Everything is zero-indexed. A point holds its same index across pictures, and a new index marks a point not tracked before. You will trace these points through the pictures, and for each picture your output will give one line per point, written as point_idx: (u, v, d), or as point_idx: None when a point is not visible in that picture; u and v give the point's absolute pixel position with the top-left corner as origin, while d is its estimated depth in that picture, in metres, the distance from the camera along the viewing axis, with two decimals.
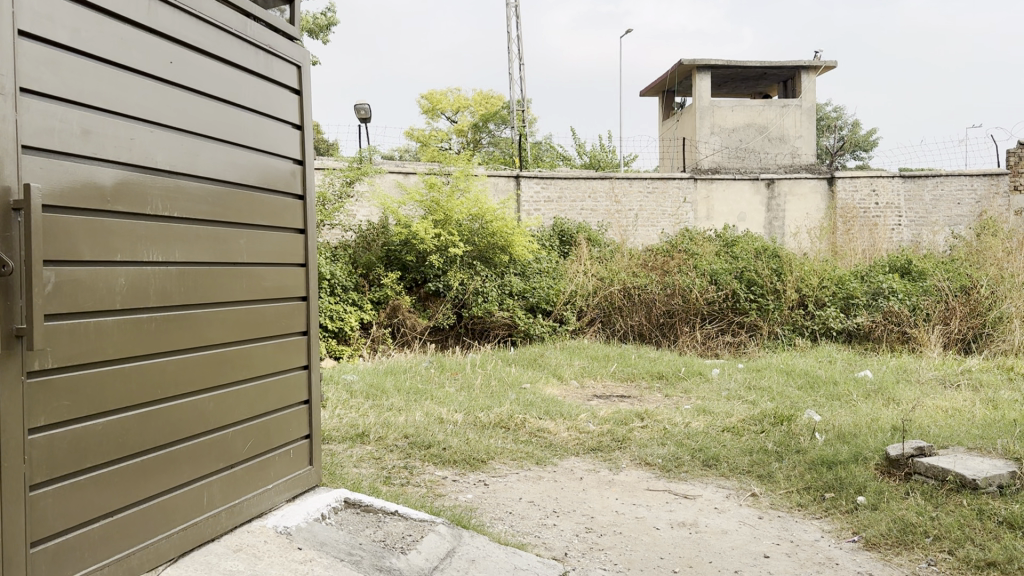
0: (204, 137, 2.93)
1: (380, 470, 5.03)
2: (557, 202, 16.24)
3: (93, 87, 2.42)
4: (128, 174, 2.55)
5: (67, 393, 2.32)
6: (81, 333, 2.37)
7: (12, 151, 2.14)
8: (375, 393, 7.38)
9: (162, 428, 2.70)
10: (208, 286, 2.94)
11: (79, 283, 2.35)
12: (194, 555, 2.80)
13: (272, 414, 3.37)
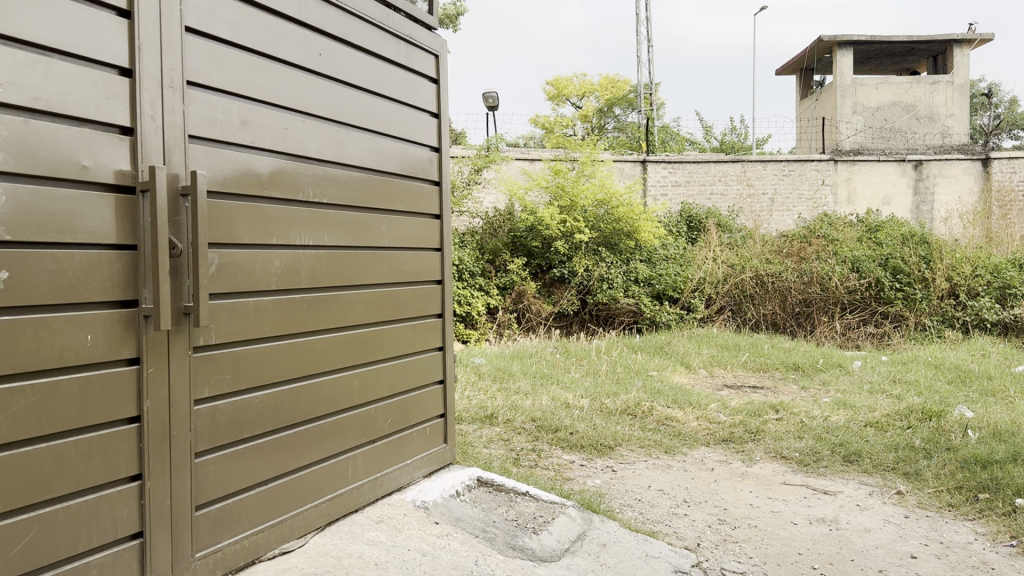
0: (350, 126, 3.04)
1: (510, 452, 5.11)
2: (686, 187, 15.91)
3: (251, 79, 2.56)
4: (281, 162, 2.68)
5: (228, 367, 2.48)
6: (241, 312, 2.52)
7: (179, 141, 2.30)
8: (503, 376, 7.50)
9: (312, 403, 2.84)
10: (353, 269, 3.06)
11: (239, 265, 2.50)
12: (340, 524, 2.94)
13: (411, 392, 3.48)
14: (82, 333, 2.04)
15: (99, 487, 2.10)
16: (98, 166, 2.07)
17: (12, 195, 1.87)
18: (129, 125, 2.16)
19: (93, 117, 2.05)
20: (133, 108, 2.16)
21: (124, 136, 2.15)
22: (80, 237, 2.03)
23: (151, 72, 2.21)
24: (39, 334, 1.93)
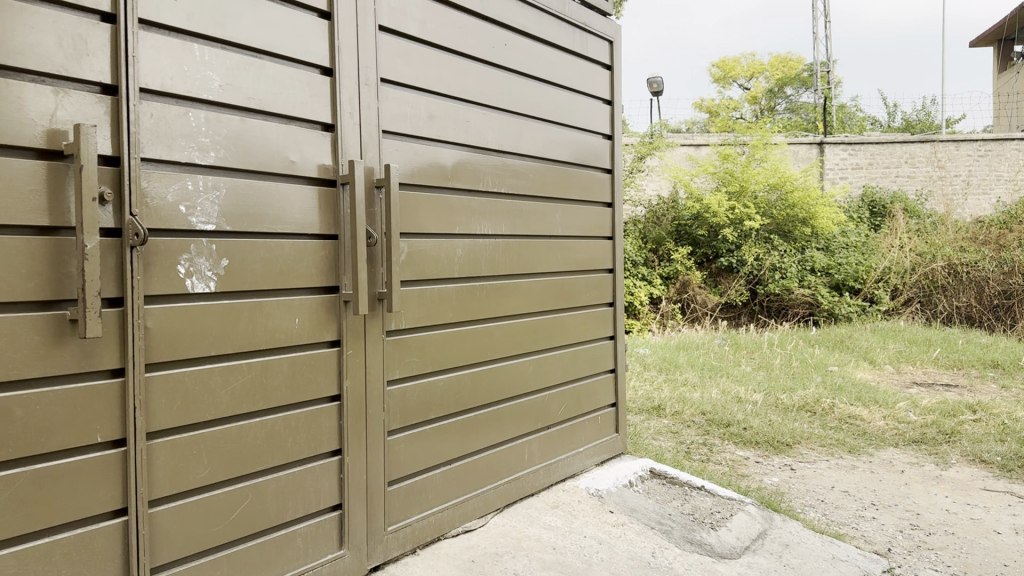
0: (527, 116, 3.08)
1: (680, 445, 5.02)
2: (866, 170, 14.98)
3: (438, 73, 2.64)
4: (465, 153, 2.76)
5: (415, 350, 2.58)
6: (428, 298, 2.62)
7: (375, 135, 2.41)
8: (670, 367, 7.38)
9: (491, 387, 2.91)
10: (529, 257, 3.10)
11: (426, 254, 2.59)
12: (517, 507, 3.01)
13: (584, 380, 3.50)
14: (290, 316, 2.21)
15: (304, 460, 2.26)
16: (304, 161, 2.22)
17: (230, 188, 2.04)
18: (331, 121, 2.29)
19: (300, 115, 2.20)
20: (334, 105, 2.29)
21: (326, 132, 2.29)
22: (288, 227, 2.19)
23: (350, 71, 2.33)
24: (253, 316, 2.11)
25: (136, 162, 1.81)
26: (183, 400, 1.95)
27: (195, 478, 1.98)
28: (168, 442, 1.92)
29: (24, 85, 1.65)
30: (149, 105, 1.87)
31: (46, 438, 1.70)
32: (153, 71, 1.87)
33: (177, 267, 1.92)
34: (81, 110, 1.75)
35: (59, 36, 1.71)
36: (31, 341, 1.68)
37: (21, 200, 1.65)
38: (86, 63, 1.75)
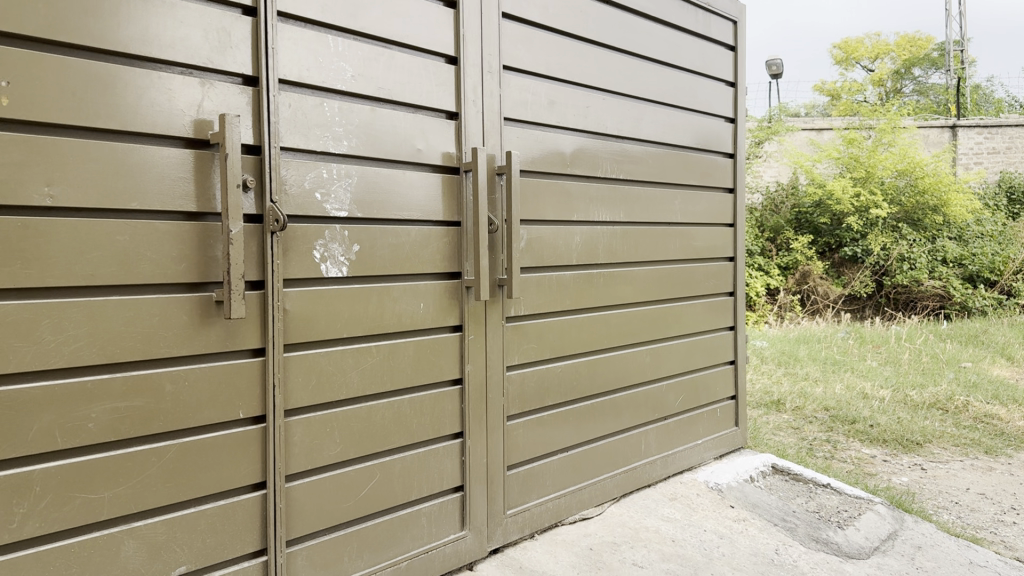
0: (647, 100, 3.03)
1: (801, 441, 4.87)
2: (1005, 155, 14.06)
3: (559, 59, 2.63)
4: (585, 140, 2.74)
5: (534, 337, 2.60)
6: (546, 284, 2.62)
7: (497, 123, 2.43)
8: (789, 361, 7.15)
9: (608, 376, 2.89)
10: (648, 245, 3.06)
11: (545, 241, 2.59)
12: (634, 498, 2.99)
13: (702, 371, 3.43)
14: (415, 301, 2.26)
15: (428, 441, 2.32)
16: (429, 149, 2.27)
17: (361, 176, 2.11)
18: (455, 110, 2.33)
19: (426, 104, 2.25)
20: (458, 93, 2.33)
21: (451, 120, 2.33)
22: (414, 213, 2.24)
23: (474, 58, 2.35)
24: (381, 300, 2.18)
25: (275, 151, 1.90)
26: (318, 379, 2.05)
27: (327, 455, 2.07)
28: (304, 419, 2.02)
29: (174, 78, 1.77)
30: (287, 97, 1.95)
31: (193, 413, 1.83)
32: (291, 63, 1.95)
33: (313, 252, 2.01)
34: (225, 101, 1.85)
35: (205, 30, 1.81)
36: (180, 321, 1.81)
37: (172, 186, 1.78)
38: (230, 56, 1.85)
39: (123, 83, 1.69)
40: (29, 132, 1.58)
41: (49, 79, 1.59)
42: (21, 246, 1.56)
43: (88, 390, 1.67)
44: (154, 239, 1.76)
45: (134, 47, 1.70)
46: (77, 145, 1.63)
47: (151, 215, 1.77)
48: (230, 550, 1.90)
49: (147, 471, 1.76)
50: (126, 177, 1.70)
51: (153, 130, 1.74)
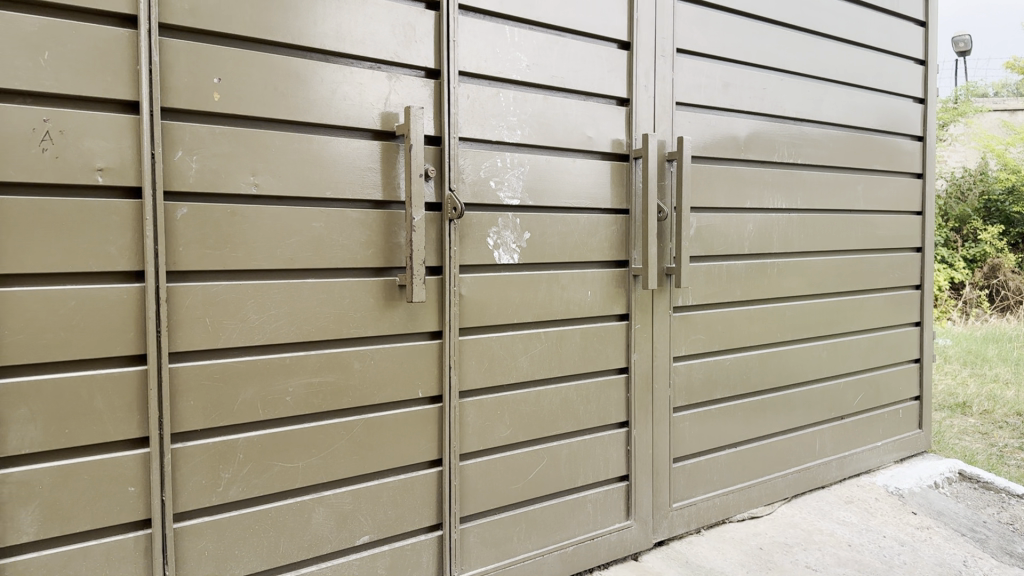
0: (828, 81, 2.89)
1: (992, 448, 4.50)
2: None
3: (735, 40, 2.55)
4: (760, 123, 2.65)
5: (703, 328, 2.54)
6: (716, 274, 2.56)
7: (668, 108, 2.39)
8: (976, 361, 6.64)
9: (781, 370, 2.79)
10: (826, 234, 2.91)
11: (717, 229, 2.53)
12: (807, 498, 2.89)
13: (883, 369, 3.25)
14: (584, 289, 2.27)
15: (594, 429, 2.33)
16: (600, 136, 2.27)
17: (533, 164, 2.14)
18: (626, 96, 2.31)
19: (598, 91, 2.25)
20: (630, 79, 2.31)
21: (621, 107, 2.31)
22: (583, 201, 2.25)
23: (647, 43, 2.33)
24: (551, 288, 2.20)
25: (454, 141, 1.98)
26: (489, 362, 2.11)
27: (497, 437, 2.13)
28: (476, 401, 2.10)
29: (364, 72, 1.90)
30: (466, 88, 2.02)
31: (377, 391, 1.96)
32: (470, 54, 2.02)
33: (486, 239, 2.07)
34: (410, 94, 1.96)
35: (392, 24, 1.92)
36: (367, 303, 1.94)
37: (362, 176, 1.92)
38: (415, 50, 1.95)
39: (319, 77, 1.84)
40: (237, 126, 1.76)
41: (255, 76, 1.76)
42: (229, 232, 1.74)
43: (285, 365, 1.83)
44: (346, 226, 1.90)
45: (329, 43, 1.84)
46: (279, 137, 1.80)
47: (343, 205, 1.91)
48: (408, 522, 2.02)
49: (335, 444, 1.90)
50: (321, 167, 1.85)
51: (345, 122, 1.88)
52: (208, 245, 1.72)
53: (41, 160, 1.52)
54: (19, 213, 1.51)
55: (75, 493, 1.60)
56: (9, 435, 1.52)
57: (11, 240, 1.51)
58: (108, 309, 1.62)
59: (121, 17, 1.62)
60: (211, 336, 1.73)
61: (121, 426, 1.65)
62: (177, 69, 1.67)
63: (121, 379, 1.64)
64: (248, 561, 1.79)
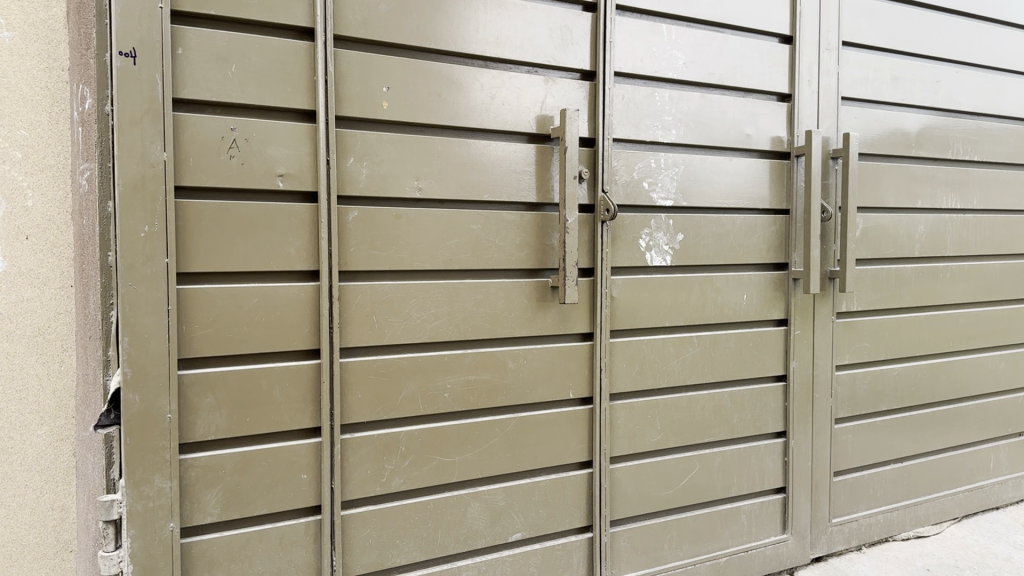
0: (1010, 71, 2.69)
1: None
2: None
3: (907, 31, 2.42)
4: (932, 118, 2.50)
5: (868, 335, 2.42)
6: (884, 278, 2.43)
7: (833, 104, 2.30)
8: None
9: (953, 382, 2.62)
10: (1006, 237, 2.71)
11: (885, 231, 2.41)
12: (979, 520, 2.70)
13: None
14: (741, 292, 2.21)
15: (749, 438, 2.27)
16: (759, 134, 2.20)
17: (688, 164, 2.10)
18: (788, 92, 2.24)
19: (757, 87, 2.19)
20: (792, 74, 2.24)
21: (782, 103, 2.25)
22: (741, 201, 2.20)
23: (811, 37, 2.24)
24: (706, 291, 2.16)
25: (608, 142, 1.98)
26: (641, 365, 2.09)
27: (649, 442, 2.11)
28: (627, 404, 2.08)
29: (522, 77, 1.93)
30: (622, 88, 2.01)
31: (531, 391, 1.98)
32: (627, 55, 2.01)
33: (639, 240, 2.05)
34: (566, 96, 1.98)
35: (551, 29, 1.94)
36: (521, 304, 1.96)
37: (518, 179, 1.94)
38: (571, 52, 1.97)
39: (479, 83, 1.88)
40: (402, 132, 1.83)
41: (419, 83, 1.82)
42: (395, 233, 1.81)
43: (444, 363, 1.89)
44: (502, 228, 1.93)
45: (489, 50, 1.89)
46: (440, 142, 1.85)
47: (501, 207, 1.95)
48: (560, 523, 2.03)
49: (490, 441, 1.94)
50: (479, 170, 1.89)
51: (503, 126, 1.92)
52: (375, 245, 1.79)
53: (229, 166, 1.65)
54: (210, 215, 1.64)
55: (255, 478, 1.71)
56: (198, 422, 1.65)
57: (202, 240, 1.64)
58: (286, 306, 1.72)
59: (299, 31, 1.72)
60: (378, 334, 1.81)
61: (297, 416, 1.75)
62: (349, 78, 1.75)
63: (297, 372, 1.75)
64: (408, 551, 1.86)
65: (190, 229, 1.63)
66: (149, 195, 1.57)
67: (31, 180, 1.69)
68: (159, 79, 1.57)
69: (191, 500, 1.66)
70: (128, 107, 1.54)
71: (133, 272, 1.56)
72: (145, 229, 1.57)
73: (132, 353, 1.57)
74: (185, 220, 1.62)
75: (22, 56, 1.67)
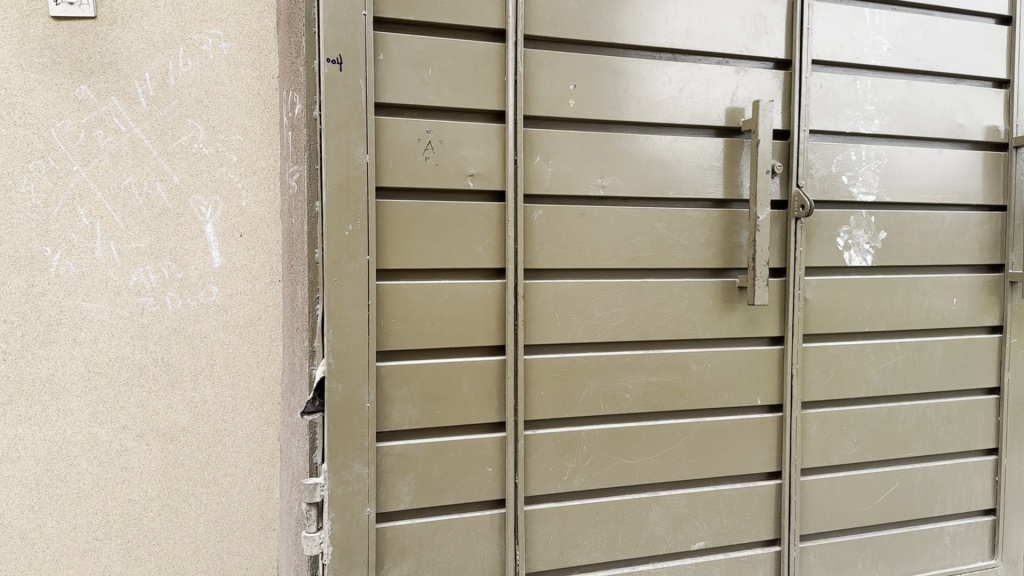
0: None
1: None
2: None
3: None
4: None
5: None
6: None
7: None
8: None
9: None
10: None
11: None
12: None
13: None
14: (948, 296, 2.05)
15: (955, 454, 2.11)
16: (972, 123, 2.03)
17: (892, 157, 1.97)
18: (1006, 77, 2.05)
19: (972, 72, 2.02)
20: (1011, 57, 2.05)
21: (999, 89, 2.06)
22: (951, 197, 2.03)
23: None
24: (909, 293, 2.01)
25: (804, 134, 1.88)
26: (836, 372, 1.98)
27: (844, 454, 2.00)
28: (820, 413, 1.98)
29: (712, 69, 1.87)
30: (819, 77, 1.91)
31: (718, 396, 1.91)
32: (826, 42, 1.91)
33: (836, 239, 1.94)
34: (758, 87, 1.90)
35: (744, 17, 1.87)
36: (707, 304, 1.90)
37: (706, 175, 1.88)
38: (765, 41, 1.89)
39: (667, 77, 1.84)
40: (588, 129, 1.81)
41: (606, 79, 1.80)
42: (580, 231, 1.80)
43: (627, 363, 1.86)
44: (689, 226, 1.88)
45: (678, 42, 1.84)
46: (626, 139, 1.82)
47: (687, 204, 1.89)
48: (745, 534, 1.95)
49: (674, 445, 1.89)
50: (666, 166, 1.85)
51: (691, 121, 1.86)
52: (560, 243, 1.79)
53: (423, 167, 1.69)
54: (406, 215, 1.70)
55: (444, 470, 1.76)
56: (393, 412, 1.72)
57: (398, 238, 1.70)
58: (474, 304, 1.75)
59: (491, 32, 1.75)
60: (561, 332, 1.81)
61: (483, 411, 1.77)
62: (538, 76, 1.75)
63: (484, 368, 1.77)
64: (589, 551, 1.85)
65: (387, 227, 1.69)
66: (352, 197, 1.64)
67: (245, 181, 1.79)
68: (362, 85, 1.63)
69: (385, 487, 1.73)
70: (335, 112, 1.61)
71: (338, 269, 1.64)
72: (349, 227, 1.64)
73: (337, 344, 1.65)
74: (384, 219, 1.69)
75: (238, 64, 1.78)
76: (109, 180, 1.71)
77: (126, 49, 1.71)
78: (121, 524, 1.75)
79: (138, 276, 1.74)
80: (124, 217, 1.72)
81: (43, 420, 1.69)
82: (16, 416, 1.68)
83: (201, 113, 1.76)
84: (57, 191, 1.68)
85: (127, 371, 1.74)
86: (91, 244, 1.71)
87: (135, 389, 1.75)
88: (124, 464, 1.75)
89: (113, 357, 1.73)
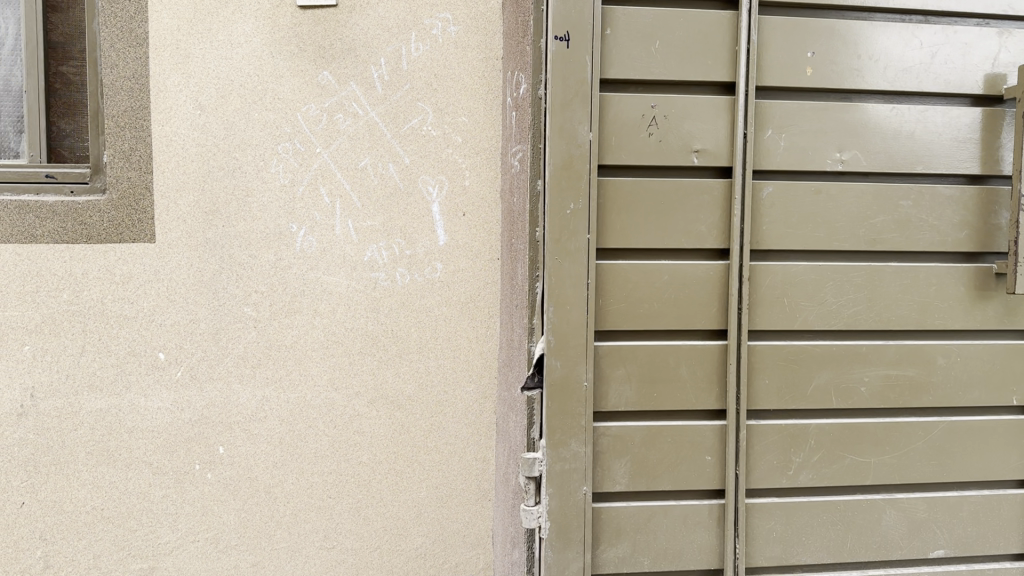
0: None
1: None
2: None
3: None
4: None
5: None
6: None
7: None
8: None
9: None
10: None
11: None
12: None
13: None
14: None
15: None
16: None
17: None
18: None
19: None
20: None
21: None
22: None
23: None
24: None
25: None
26: None
27: None
28: None
29: (971, 31, 1.69)
30: None
31: (964, 393, 1.75)
32: None
33: None
34: None
35: None
36: (956, 292, 1.73)
37: (961, 149, 1.71)
38: None
39: (918, 41, 1.69)
40: (826, 99, 1.69)
41: (849, 46, 1.67)
42: (813, 210, 1.69)
43: (861, 354, 1.73)
44: (938, 205, 1.72)
45: (931, 3, 1.68)
46: (869, 110, 1.69)
47: (937, 181, 1.73)
48: (993, 545, 1.77)
49: (912, 444, 1.75)
50: (913, 140, 1.70)
51: (945, 89, 1.70)
52: (792, 224, 1.69)
53: (647, 144, 1.65)
54: (630, 194, 1.67)
55: (662, 455, 1.72)
56: (610, 392, 1.70)
57: (619, 218, 1.67)
58: (696, 285, 1.69)
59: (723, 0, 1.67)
60: (789, 318, 1.71)
61: (702, 397, 1.71)
62: (773, 45, 1.66)
63: (706, 352, 1.71)
64: (814, 550, 1.75)
65: (609, 207, 1.66)
66: (575, 175, 1.63)
67: (470, 161, 1.82)
68: (589, 60, 1.61)
69: (601, 468, 1.71)
70: (561, 90, 1.61)
71: (559, 248, 1.64)
72: (572, 206, 1.64)
73: (557, 321, 1.66)
74: (606, 199, 1.66)
75: (466, 46, 1.80)
76: (348, 161, 1.80)
77: (365, 35, 1.78)
78: (351, 485, 1.85)
79: (372, 253, 1.82)
80: (361, 196, 1.81)
81: (286, 384, 1.83)
82: (264, 379, 1.82)
83: (431, 97, 1.80)
84: (302, 171, 1.80)
85: (361, 342, 1.84)
86: (331, 221, 1.81)
87: (367, 359, 1.84)
88: (356, 429, 1.84)
89: (348, 328, 1.83)
